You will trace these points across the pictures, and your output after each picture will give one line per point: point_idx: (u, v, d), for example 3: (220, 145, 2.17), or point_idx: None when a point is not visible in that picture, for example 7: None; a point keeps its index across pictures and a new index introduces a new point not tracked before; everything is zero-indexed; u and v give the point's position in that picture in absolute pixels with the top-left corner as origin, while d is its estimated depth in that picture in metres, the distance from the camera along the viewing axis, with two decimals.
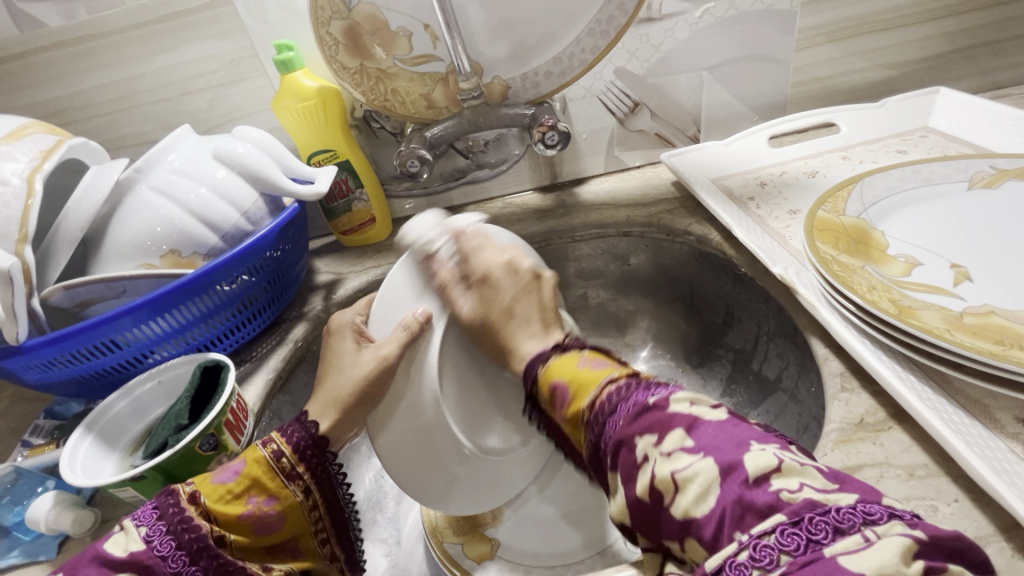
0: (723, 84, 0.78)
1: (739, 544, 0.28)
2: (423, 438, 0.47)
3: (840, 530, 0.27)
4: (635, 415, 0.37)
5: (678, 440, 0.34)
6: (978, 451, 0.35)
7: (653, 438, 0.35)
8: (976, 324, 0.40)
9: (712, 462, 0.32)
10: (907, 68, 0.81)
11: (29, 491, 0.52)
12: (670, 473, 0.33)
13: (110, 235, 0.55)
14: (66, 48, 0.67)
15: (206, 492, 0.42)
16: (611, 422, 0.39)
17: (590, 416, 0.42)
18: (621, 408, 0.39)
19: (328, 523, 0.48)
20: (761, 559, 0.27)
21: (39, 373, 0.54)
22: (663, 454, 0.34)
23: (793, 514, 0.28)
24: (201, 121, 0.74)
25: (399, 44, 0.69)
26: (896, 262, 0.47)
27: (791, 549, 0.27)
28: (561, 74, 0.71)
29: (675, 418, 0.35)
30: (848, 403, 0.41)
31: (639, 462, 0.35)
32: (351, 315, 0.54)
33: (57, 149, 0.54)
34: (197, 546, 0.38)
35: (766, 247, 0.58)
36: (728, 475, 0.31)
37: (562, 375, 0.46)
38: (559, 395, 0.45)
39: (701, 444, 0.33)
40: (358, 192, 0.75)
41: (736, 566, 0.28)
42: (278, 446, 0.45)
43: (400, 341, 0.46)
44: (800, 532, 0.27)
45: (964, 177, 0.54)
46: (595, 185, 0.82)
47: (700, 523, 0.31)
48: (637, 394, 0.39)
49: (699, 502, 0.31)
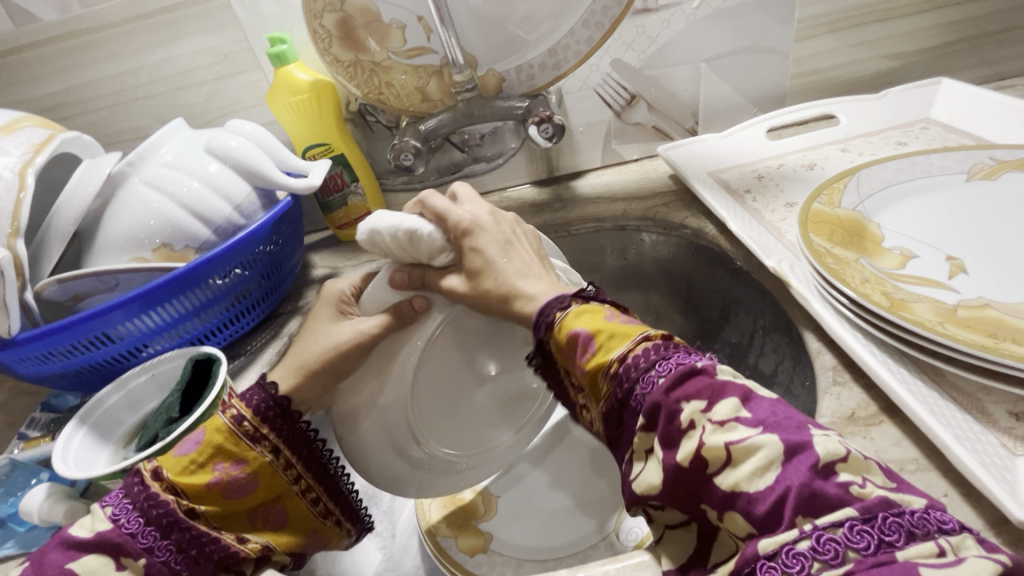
0: (721, 76, 0.77)
1: (800, 532, 0.27)
2: (387, 428, 0.49)
3: (914, 535, 0.26)
4: (679, 378, 0.34)
5: (733, 410, 0.31)
6: (968, 445, 0.34)
7: (700, 403, 0.32)
8: (970, 317, 0.39)
9: (776, 439, 0.29)
10: (910, 58, 0.80)
11: (24, 483, 0.52)
12: (725, 444, 0.30)
13: (103, 228, 0.55)
14: (61, 42, 0.67)
15: (169, 466, 0.42)
16: (646, 381, 0.35)
17: (619, 369, 0.37)
18: (660, 367, 0.35)
19: (309, 480, 0.48)
20: (825, 552, 0.26)
21: (34, 366, 0.54)
22: (716, 423, 0.31)
23: (866, 510, 0.27)
24: (197, 115, 0.74)
25: (393, 37, 0.69)
26: (891, 255, 0.46)
27: (860, 547, 0.26)
28: (556, 66, 0.70)
29: (728, 387, 0.32)
30: (839, 397, 0.41)
31: (683, 428, 0.32)
32: (343, 284, 0.54)
33: (50, 142, 0.54)
34: (167, 521, 0.39)
35: (761, 241, 0.57)
36: (794, 456, 0.28)
37: (587, 324, 0.40)
38: (580, 343, 0.40)
39: (760, 418, 0.30)
40: (354, 186, 0.74)
41: (794, 554, 0.26)
42: (237, 410, 0.45)
43: (383, 322, 0.48)
44: (872, 530, 0.26)
45: (963, 169, 0.53)
46: (591, 179, 0.81)
47: (751, 498, 0.28)
48: (678, 355, 0.35)
49: (754, 479, 0.29)
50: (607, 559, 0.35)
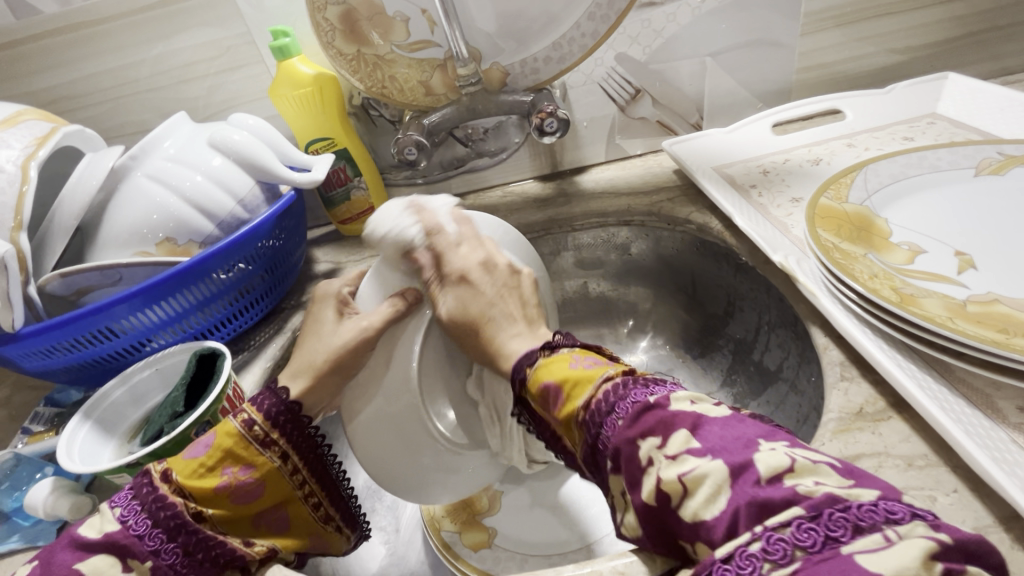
0: (727, 70, 0.76)
1: (751, 534, 0.27)
2: (394, 423, 0.48)
3: (859, 529, 0.25)
4: (635, 417, 0.35)
5: (684, 441, 0.32)
6: (978, 440, 0.34)
7: (657, 440, 0.33)
8: (979, 312, 0.39)
9: (721, 463, 0.30)
10: (916, 53, 0.79)
11: (28, 478, 0.52)
12: (677, 477, 0.31)
13: (106, 222, 0.55)
14: (62, 34, 0.67)
15: (179, 469, 0.42)
16: (608, 425, 0.36)
17: (586, 417, 0.38)
18: (620, 406, 0.36)
19: (314, 485, 0.48)
20: (774, 552, 0.26)
21: (37, 361, 0.54)
22: (670, 458, 0.32)
23: (811, 509, 0.27)
24: (199, 108, 0.73)
25: (397, 30, 0.68)
26: (899, 250, 0.46)
27: (807, 544, 0.25)
28: (561, 59, 0.70)
29: (678, 419, 0.33)
30: (847, 392, 0.41)
31: (644, 466, 0.33)
32: (339, 285, 0.56)
33: (52, 136, 0.54)
34: (174, 523, 0.39)
35: (768, 236, 0.57)
36: (738, 477, 0.29)
37: (552, 375, 0.42)
38: (550, 396, 0.41)
39: (708, 445, 0.31)
40: (357, 180, 0.74)
41: (746, 555, 0.26)
42: (248, 414, 0.45)
43: (383, 316, 0.49)
44: (818, 527, 0.26)
45: (971, 164, 0.53)
46: (596, 174, 0.81)
47: (709, 526, 0.29)
48: (635, 393, 0.36)
49: (709, 505, 0.29)
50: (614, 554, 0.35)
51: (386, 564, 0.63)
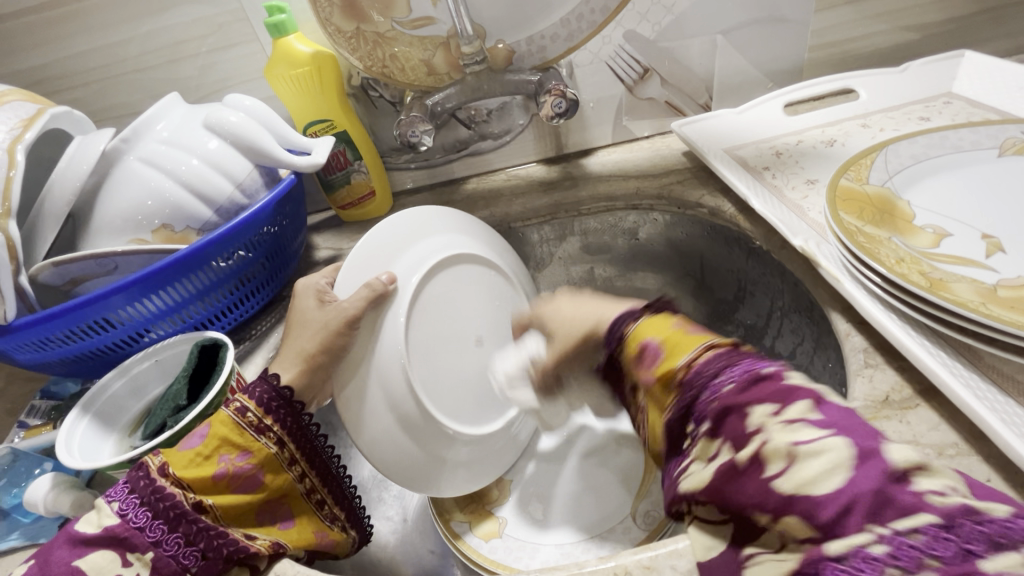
0: (738, 48, 0.74)
1: (873, 536, 0.23)
2: (405, 422, 0.48)
3: (1001, 543, 0.22)
4: (748, 383, 0.30)
5: (804, 411, 0.27)
6: (1014, 429, 0.33)
7: (771, 407, 0.28)
8: (1011, 296, 0.38)
9: (847, 441, 0.25)
10: (930, 30, 0.77)
11: (27, 474, 0.50)
12: (790, 443, 0.26)
13: (98, 208, 0.53)
14: (45, 11, 0.64)
15: (174, 461, 0.40)
16: (712, 388, 0.32)
17: (686, 376, 0.34)
18: (727, 373, 0.32)
19: (314, 479, 0.47)
20: (902, 558, 0.22)
21: (31, 353, 0.52)
22: (784, 422, 0.27)
23: (945, 516, 0.23)
24: (191, 90, 0.71)
25: (397, 6, 0.65)
26: (924, 233, 0.45)
27: (942, 556, 0.22)
28: (569, 37, 0.68)
29: (798, 391, 0.28)
30: (872, 380, 0.40)
31: (749, 430, 0.28)
32: (316, 278, 0.54)
33: (39, 117, 0.51)
34: (174, 513, 0.38)
35: (784, 219, 0.55)
36: (868, 460, 0.24)
37: (655, 334, 0.37)
38: (647, 354, 0.37)
39: (832, 419, 0.26)
40: (357, 164, 0.72)
41: (865, 558, 0.23)
42: (242, 403, 0.44)
43: (363, 298, 0.47)
44: (953, 538, 0.22)
45: (994, 144, 0.51)
46: (602, 157, 0.79)
47: (816, 502, 0.24)
48: (743, 360, 0.32)
49: (822, 480, 0.25)
50: (640, 547, 0.34)
51: (395, 554, 0.62)
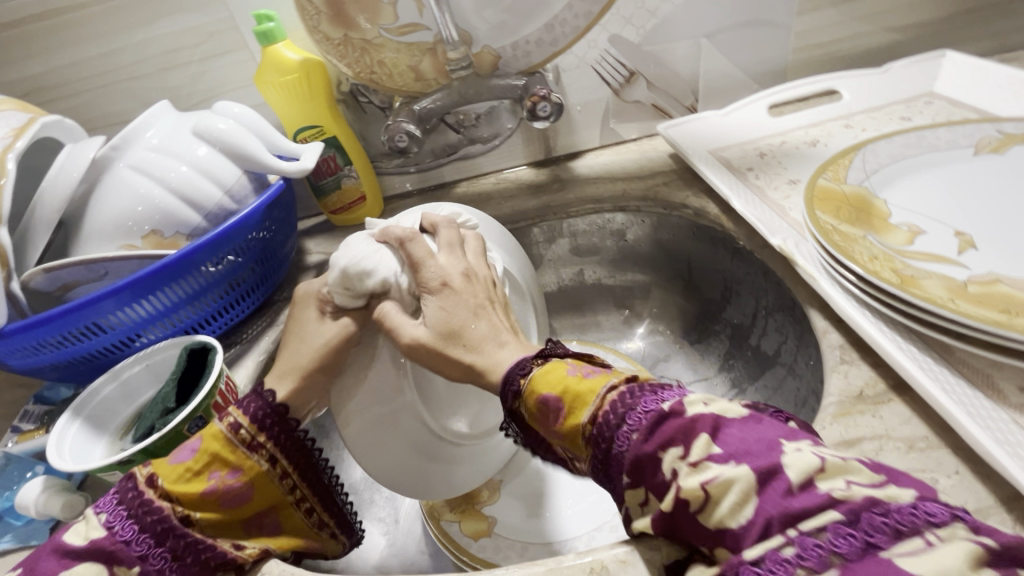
0: (722, 51, 0.75)
1: (784, 539, 0.26)
2: (394, 422, 0.47)
3: (902, 532, 0.25)
4: (651, 428, 0.32)
5: (705, 447, 0.30)
6: (980, 422, 0.34)
7: (678, 449, 0.30)
8: (981, 293, 0.38)
9: (748, 469, 0.28)
10: (913, 31, 0.78)
11: (18, 477, 0.51)
12: (699, 485, 0.29)
13: (89, 215, 0.53)
14: (38, 22, 0.65)
15: (164, 474, 0.41)
16: (619, 438, 0.33)
17: (593, 432, 0.35)
18: (628, 419, 0.33)
19: (306, 489, 0.47)
20: (809, 558, 0.25)
21: (24, 359, 0.53)
22: (692, 465, 0.29)
23: (849, 513, 0.26)
24: (183, 97, 0.72)
25: (384, 13, 0.66)
26: (899, 231, 0.45)
27: (844, 551, 0.25)
28: (554, 41, 0.69)
29: (698, 423, 0.31)
30: (847, 375, 0.41)
31: (667, 478, 0.30)
32: (319, 284, 0.52)
33: (31, 127, 0.52)
34: (161, 527, 0.38)
35: (765, 219, 0.56)
36: (768, 484, 0.27)
37: (552, 386, 0.38)
38: (550, 409, 0.37)
39: (731, 452, 0.29)
40: (347, 169, 0.73)
41: (778, 560, 0.26)
42: (235, 418, 0.44)
43: (365, 307, 0.46)
44: (856, 533, 0.25)
45: (970, 143, 0.52)
46: (590, 159, 0.79)
47: (736, 534, 0.27)
48: (645, 399, 0.34)
49: (735, 513, 0.28)
50: (616, 543, 0.35)
51: (386, 555, 0.63)
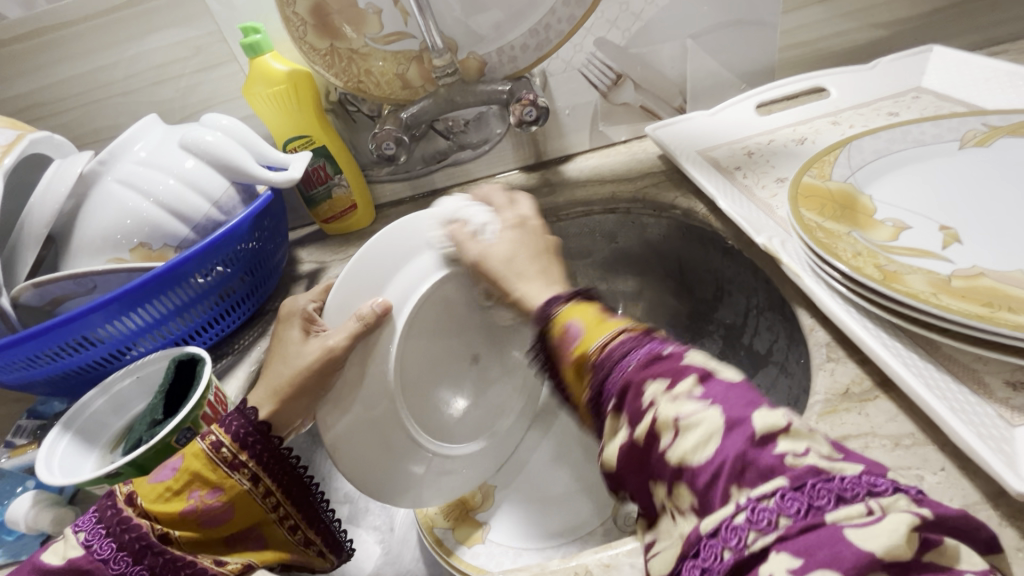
0: (709, 52, 0.75)
1: (735, 505, 0.26)
2: (377, 430, 0.47)
3: (844, 499, 0.24)
4: (645, 363, 0.32)
5: (689, 386, 0.30)
6: (964, 417, 0.33)
7: (663, 383, 0.31)
8: (964, 287, 0.38)
9: (718, 414, 0.28)
10: (899, 26, 0.78)
11: (10, 491, 0.52)
12: (674, 417, 0.29)
13: (77, 229, 0.54)
14: (29, 40, 0.66)
15: (144, 493, 0.41)
16: (618, 367, 0.34)
17: (597, 359, 0.35)
18: (632, 353, 0.34)
19: (290, 507, 0.46)
20: (758, 521, 0.25)
21: (16, 374, 0.53)
22: (670, 399, 0.30)
23: (796, 478, 0.25)
24: (174, 111, 0.72)
25: (369, 22, 0.67)
26: (883, 227, 0.45)
27: (790, 513, 0.24)
28: (539, 46, 0.69)
29: (688, 367, 0.31)
30: (833, 373, 0.40)
31: (643, 408, 0.31)
32: (304, 301, 0.52)
33: (19, 143, 0.53)
34: (139, 546, 0.38)
35: (751, 218, 0.56)
36: (734, 428, 0.27)
37: (578, 317, 0.38)
38: (569, 336, 0.38)
39: (711, 394, 0.29)
40: (338, 178, 0.73)
41: (732, 527, 0.25)
42: (217, 437, 0.43)
43: (351, 332, 0.44)
44: (802, 497, 0.25)
45: (956, 136, 0.52)
46: (580, 163, 0.80)
47: (694, 470, 0.27)
48: (648, 342, 0.34)
49: (698, 451, 0.28)
50: (601, 546, 0.35)
51: (381, 564, 0.63)
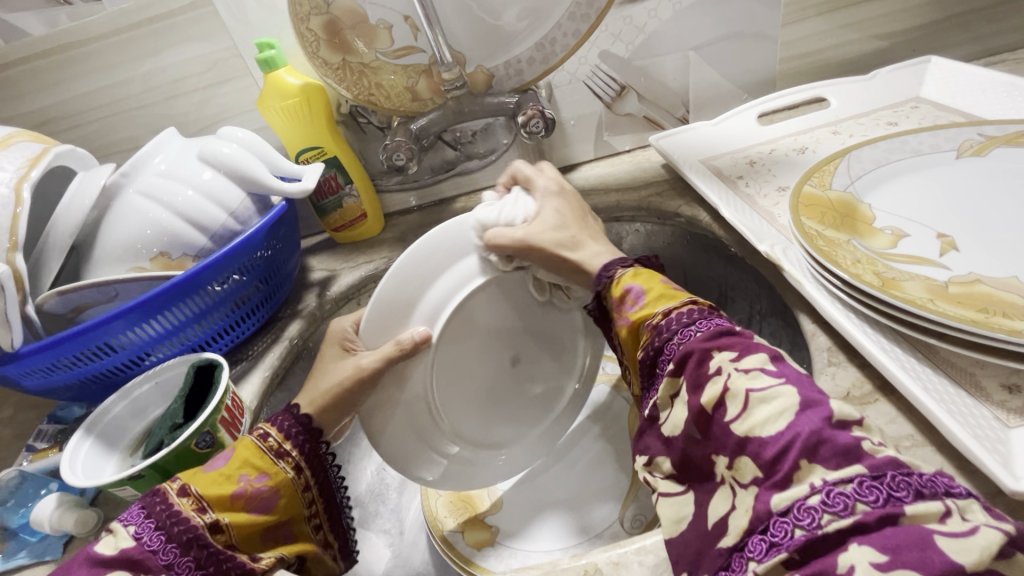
0: (711, 63, 0.77)
1: (810, 488, 0.28)
2: (410, 420, 0.49)
3: (923, 494, 0.27)
4: (714, 334, 0.37)
5: (760, 362, 0.34)
6: (961, 419, 0.35)
7: (731, 354, 0.35)
8: (961, 293, 0.39)
9: (794, 392, 0.31)
10: (899, 38, 0.80)
11: (33, 494, 0.52)
12: (746, 389, 0.33)
13: (100, 239, 0.56)
14: (51, 56, 0.68)
15: (197, 484, 0.42)
16: (684, 334, 0.39)
17: (662, 322, 0.41)
18: (698, 325, 0.39)
19: (319, 504, 0.48)
20: (835, 504, 0.27)
21: (38, 379, 0.54)
22: (741, 371, 0.34)
23: (874, 469, 0.28)
24: (189, 123, 0.74)
25: (380, 37, 0.69)
26: (882, 235, 0.47)
27: (869, 501, 0.27)
28: (545, 59, 0.71)
29: (759, 346, 0.35)
30: (834, 377, 0.41)
31: (710, 373, 0.35)
32: (345, 321, 0.52)
33: (45, 156, 0.55)
34: (186, 537, 0.38)
35: (753, 226, 0.57)
36: (808, 408, 0.30)
37: (642, 283, 0.45)
38: (631, 297, 0.45)
39: (784, 372, 0.33)
40: (348, 188, 0.75)
41: (805, 508, 0.28)
42: (266, 430, 0.46)
43: (384, 354, 0.45)
44: (880, 486, 0.27)
45: (953, 146, 0.53)
46: (584, 171, 0.81)
47: (762, 442, 0.31)
48: (717, 317, 0.39)
49: (768, 423, 0.31)
50: (610, 545, 0.37)
51: (391, 566, 0.64)
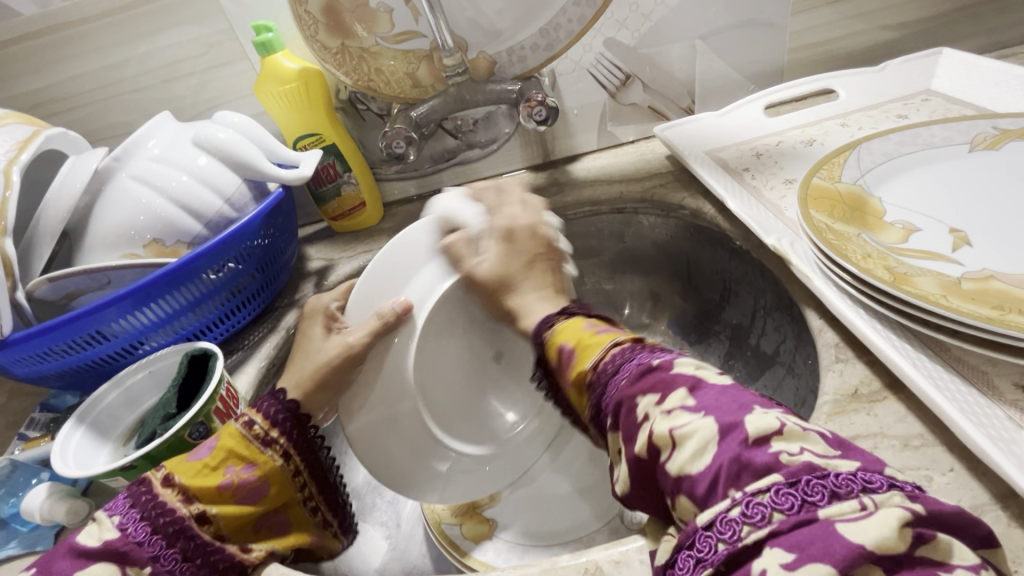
0: (717, 53, 0.75)
1: (730, 501, 0.27)
2: (394, 426, 0.47)
3: (837, 495, 0.26)
4: (638, 376, 0.36)
5: (681, 399, 0.33)
6: (974, 419, 0.34)
7: (654, 397, 0.34)
8: (974, 289, 0.38)
9: (712, 422, 0.30)
10: (908, 29, 0.78)
11: (24, 483, 0.52)
12: (669, 429, 0.32)
13: (92, 224, 0.54)
14: (42, 36, 0.66)
15: (181, 471, 0.41)
16: (614, 384, 0.38)
17: (593, 377, 0.40)
18: (624, 369, 0.38)
19: (313, 487, 0.47)
20: (752, 515, 0.26)
21: (30, 367, 0.53)
22: (664, 413, 0.33)
23: (791, 475, 0.27)
24: (185, 108, 0.73)
25: (380, 22, 0.67)
26: (893, 229, 0.46)
27: (784, 508, 0.26)
28: (548, 46, 0.69)
29: (678, 378, 0.34)
30: (842, 374, 0.40)
31: (639, 421, 0.34)
32: (328, 299, 0.54)
33: (34, 139, 0.54)
34: (172, 529, 0.38)
35: (759, 219, 0.56)
36: (726, 436, 0.30)
37: (569, 338, 0.44)
38: (564, 357, 0.43)
39: (703, 403, 0.32)
40: (347, 175, 0.73)
41: (726, 520, 0.27)
42: (251, 416, 0.45)
43: (371, 329, 0.46)
44: (795, 492, 0.26)
45: (965, 139, 0.52)
46: (588, 162, 0.80)
47: (693, 479, 0.30)
48: (640, 355, 0.38)
49: (694, 461, 0.30)
50: (611, 543, 0.35)
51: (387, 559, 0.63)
